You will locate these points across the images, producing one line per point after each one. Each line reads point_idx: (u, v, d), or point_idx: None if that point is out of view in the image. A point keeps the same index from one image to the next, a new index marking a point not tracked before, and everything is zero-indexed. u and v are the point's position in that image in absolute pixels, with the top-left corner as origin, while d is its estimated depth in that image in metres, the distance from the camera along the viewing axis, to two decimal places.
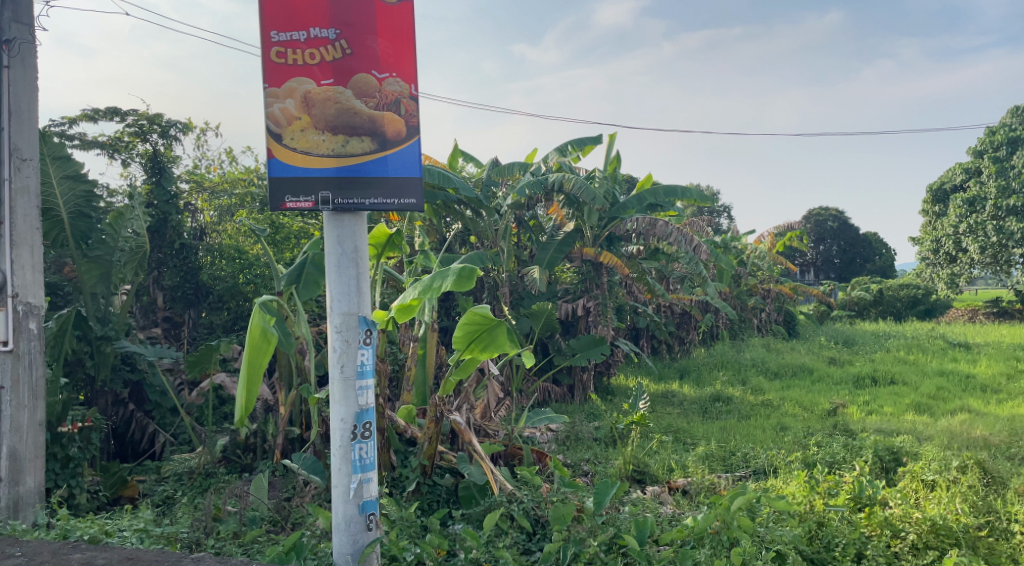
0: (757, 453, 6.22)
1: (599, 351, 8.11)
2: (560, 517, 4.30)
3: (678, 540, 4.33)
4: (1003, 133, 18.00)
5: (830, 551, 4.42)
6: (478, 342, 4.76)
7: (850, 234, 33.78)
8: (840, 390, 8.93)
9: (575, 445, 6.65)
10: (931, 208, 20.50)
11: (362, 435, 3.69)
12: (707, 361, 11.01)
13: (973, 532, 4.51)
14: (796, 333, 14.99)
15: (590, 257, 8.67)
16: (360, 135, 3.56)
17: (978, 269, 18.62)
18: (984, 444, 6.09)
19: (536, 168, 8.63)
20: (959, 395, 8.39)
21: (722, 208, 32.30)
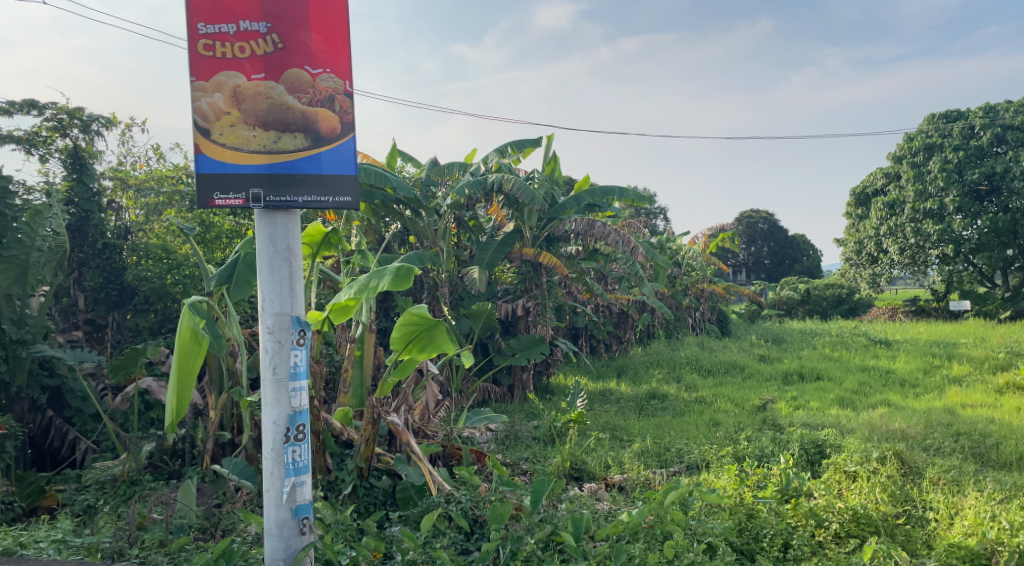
0: (690, 449, 6.36)
1: (539, 350, 8.20)
2: (496, 516, 4.38)
3: (613, 536, 4.40)
4: (920, 140, 18.57)
5: (758, 542, 4.57)
6: (416, 342, 4.72)
7: (780, 236, 34.95)
8: (770, 386, 9.24)
9: (514, 445, 6.68)
10: (854, 211, 21.38)
11: (295, 438, 3.62)
12: (645, 359, 11.23)
13: (892, 520, 4.72)
14: (729, 331, 15.42)
15: (530, 257, 8.69)
16: (292, 131, 3.49)
17: (898, 269, 19.55)
18: (902, 436, 6.39)
19: (476, 168, 8.64)
20: (880, 390, 8.78)
21: (657, 209, 32.99)
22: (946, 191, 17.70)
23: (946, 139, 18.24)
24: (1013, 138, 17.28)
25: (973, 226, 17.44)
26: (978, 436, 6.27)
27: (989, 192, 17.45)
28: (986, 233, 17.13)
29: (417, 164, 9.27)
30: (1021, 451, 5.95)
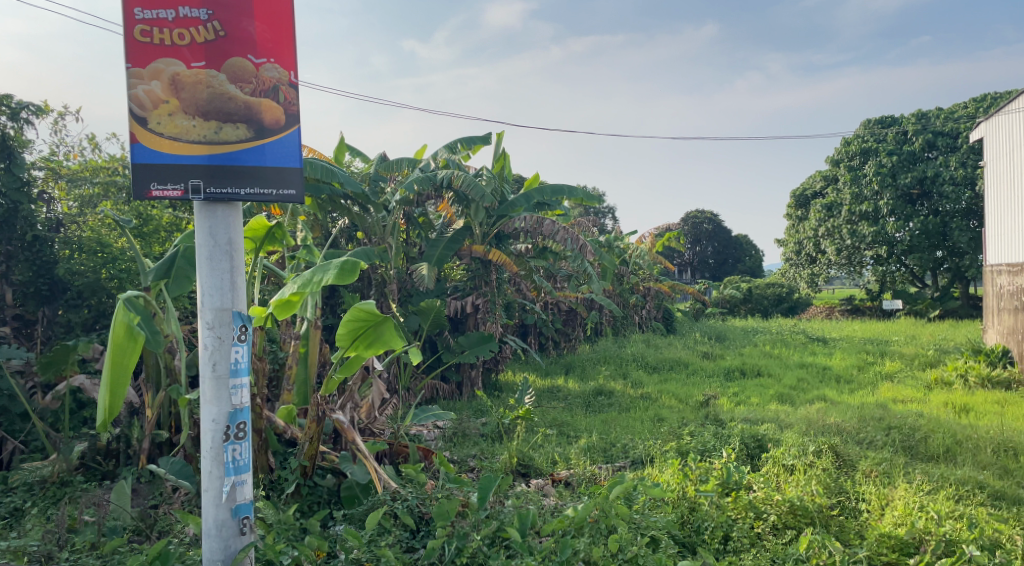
0: (636, 444, 6.47)
1: (488, 348, 8.21)
2: (443, 513, 4.35)
3: (559, 531, 4.42)
4: (857, 143, 19.35)
5: (699, 534, 4.70)
6: (362, 338, 4.66)
7: (724, 236, 35.81)
8: (713, 382, 9.45)
9: (462, 442, 6.66)
10: (794, 212, 22.02)
11: (235, 436, 3.53)
12: (592, 356, 11.36)
13: (827, 512, 4.87)
14: (675, 329, 15.71)
15: (480, 255, 8.69)
16: (234, 122, 3.41)
17: (835, 269, 20.24)
18: (837, 430, 6.63)
19: (425, 164, 8.59)
20: (817, 386, 9.08)
21: (605, 208, 33.39)
22: (881, 195, 18.37)
23: (881, 144, 18.90)
24: (943, 144, 18.04)
25: (905, 228, 18.16)
26: (907, 429, 6.53)
27: (920, 195, 18.18)
28: (917, 236, 17.85)
29: (365, 159, 9.16)
30: (946, 444, 6.23)
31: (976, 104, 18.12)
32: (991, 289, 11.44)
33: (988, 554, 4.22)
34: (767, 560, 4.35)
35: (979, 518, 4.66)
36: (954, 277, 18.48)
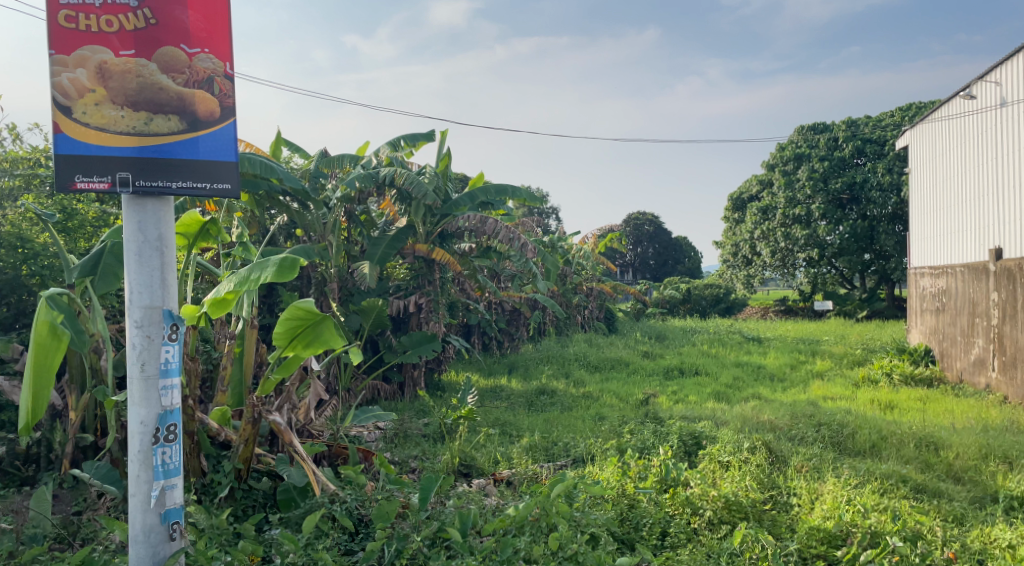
0: (577, 443, 6.53)
1: (431, 348, 8.16)
2: (383, 514, 4.32)
3: (500, 530, 4.42)
4: (790, 149, 20.00)
5: (638, 531, 4.77)
6: (300, 338, 4.56)
7: (664, 238, 36.54)
8: (652, 381, 9.62)
9: (403, 443, 6.58)
10: (732, 215, 22.61)
11: (165, 439, 3.41)
12: (535, 356, 11.41)
13: (760, 506, 5.00)
14: (616, 329, 15.91)
15: (423, 253, 8.62)
16: (166, 113, 3.29)
17: (769, 271, 20.86)
18: (771, 426, 6.84)
19: (367, 161, 8.47)
20: (751, 384, 9.35)
21: (548, 208, 33.60)
22: (813, 199, 19.03)
23: (813, 150, 19.58)
24: (871, 151, 18.79)
25: (836, 231, 18.85)
26: (836, 426, 6.78)
27: (850, 200, 18.90)
28: (846, 239, 18.55)
29: (306, 155, 8.97)
30: (872, 439, 6.49)
31: (901, 113, 18.94)
32: (915, 290, 11.98)
33: (910, 544, 4.40)
34: (703, 554, 4.44)
35: (903, 511, 4.85)
36: (881, 279, 19.30)
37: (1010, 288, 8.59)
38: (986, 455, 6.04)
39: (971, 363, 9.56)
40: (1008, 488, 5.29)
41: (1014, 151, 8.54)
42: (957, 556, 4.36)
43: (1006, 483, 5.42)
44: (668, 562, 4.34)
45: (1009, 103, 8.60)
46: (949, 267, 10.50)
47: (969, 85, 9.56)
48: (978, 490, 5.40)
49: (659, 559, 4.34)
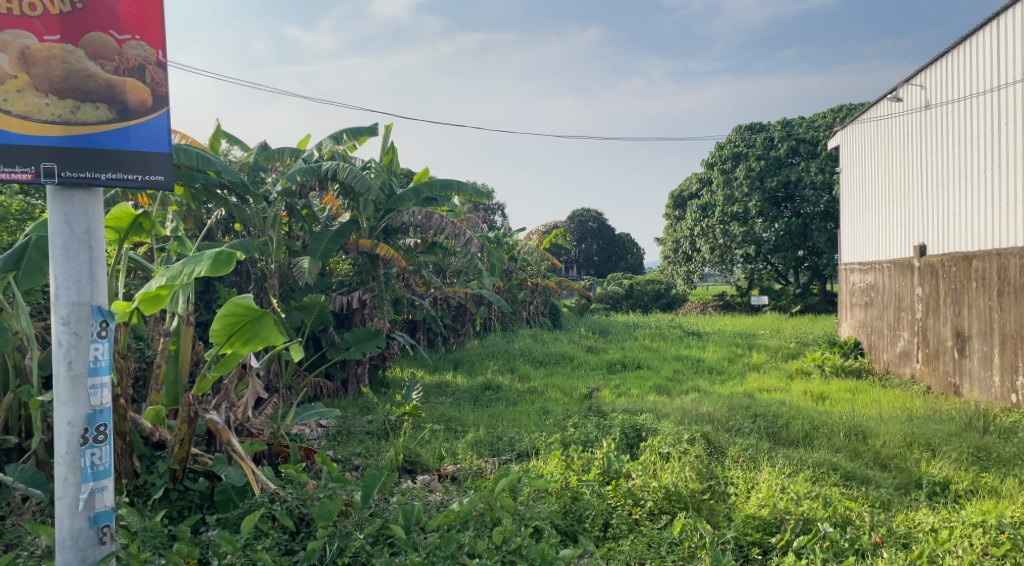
0: (521, 437, 6.57)
1: (374, 344, 8.08)
2: (325, 513, 4.26)
3: (444, 525, 4.42)
4: (729, 149, 20.51)
5: (581, 522, 4.83)
6: (239, 335, 4.47)
7: (608, 234, 37.04)
8: (595, 375, 9.75)
9: (346, 440, 6.49)
10: (673, 213, 23.08)
11: (94, 440, 3.29)
12: (480, 351, 11.42)
13: (698, 495, 5.11)
14: (560, 324, 16.03)
15: (367, 249, 8.45)
16: (94, 101, 3.17)
17: (709, 267, 21.37)
18: (709, 418, 7.03)
19: (308, 155, 8.31)
20: (691, 377, 9.58)
21: (494, 204, 33.64)
22: (750, 197, 19.57)
23: (751, 149, 20.12)
24: (805, 151, 19.43)
25: (772, 229, 19.43)
26: (771, 417, 7.01)
27: (785, 198, 19.51)
28: (781, 236, 19.15)
29: (244, 147, 8.76)
30: (805, 429, 6.73)
31: (833, 114, 19.65)
32: (846, 286, 12.45)
33: (840, 529, 4.59)
34: (644, 544, 4.53)
35: (833, 497, 5.03)
36: (813, 275, 19.99)
37: (933, 284, 9.02)
38: (910, 442, 6.32)
39: (897, 355, 10.01)
40: (930, 474, 5.55)
41: (937, 152, 8.95)
42: (883, 539, 4.56)
43: (928, 468, 5.70)
44: (610, 553, 4.41)
45: (934, 105, 9.00)
46: (877, 263, 10.95)
47: (895, 88, 9.97)
48: (904, 476, 5.65)
49: (601, 550, 4.41)
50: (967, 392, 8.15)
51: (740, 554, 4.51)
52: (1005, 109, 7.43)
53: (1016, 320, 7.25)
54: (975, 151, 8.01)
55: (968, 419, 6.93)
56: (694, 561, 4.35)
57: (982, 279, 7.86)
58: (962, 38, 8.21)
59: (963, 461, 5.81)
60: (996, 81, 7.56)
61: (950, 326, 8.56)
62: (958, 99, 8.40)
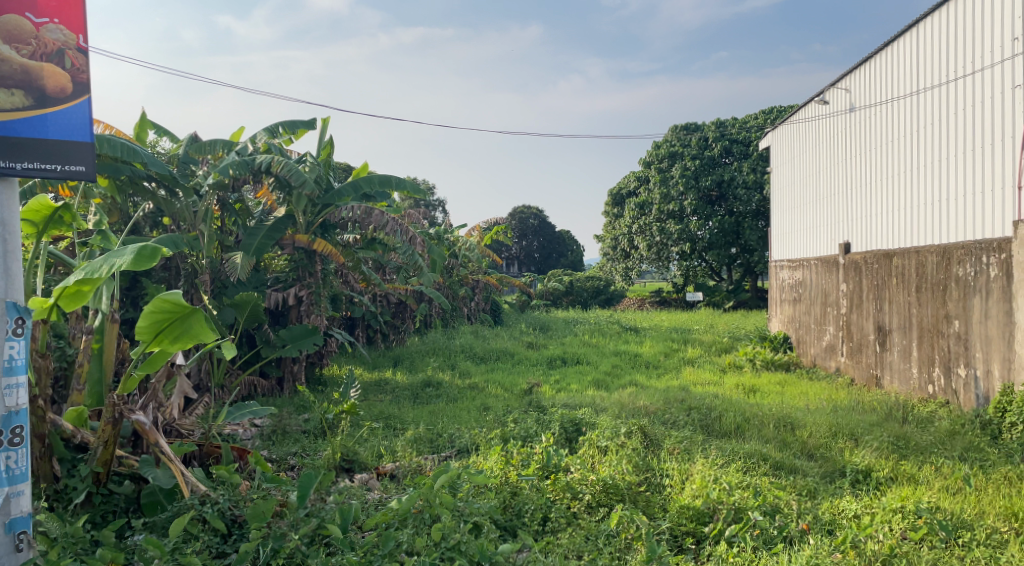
0: (461, 434, 6.56)
1: (312, 341, 7.94)
2: (259, 514, 4.18)
3: (382, 524, 4.38)
4: (666, 148, 20.94)
5: (520, 517, 4.87)
6: (167, 332, 4.30)
7: (548, 231, 37.35)
8: (535, 371, 9.81)
9: (281, 439, 6.35)
10: (612, 210, 23.45)
11: (9, 442, 3.13)
12: (420, 348, 11.35)
13: (635, 488, 5.22)
14: (501, 321, 16.06)
15: (303, 244, 8.26)
16: (8, 87, 3.04)
17: (646, 265, 21.78)
18: (646, 411, 7.18)
19: (242, 147, 8.08)
20: (628, 371, 9.75)
21: (435, 201, 33.48)
22: (685, 195, 20.01)
23: (686, 149, 20.59)
24: (738, 151, 20.01)
25: (706, 227, 19.95)
26: (704, 410, 7.20)
27: (718, 197, 20.04)
28: (715, 234, 19.67)
29: (174, 138, 8.44)
30: (737, 421, 6.93)
31: (764, 116, 20.28)
32: (775, 282, 12.88)
33: (769, 517, 4.76)
34: (582, 536, 4.59)
35: (763, 487, 5.20)
36: (745, 272, 20.59)
37: (856, 280, 9.42)
38: (834, 432, 6.59)
39: (823, 349, 10.43)
40: (854, 462, 5.80)
41: (861, 152, 9.33)
42: (810, 526, 4.73)
43: (852, 457, 5.95)
44: (548, 546, 4.46)
45: (859, 108, 9.38)
46: (805, 260, 11.36)
47: (822, 91, 10.37)
48: (829, 465, 5.87)
49: (540, 544, 4.46)
50: (888, 383, 8.55)
51: (675, 544, 4.62)
52: (925, 112, 7.81)
53: (933, 315, 7.64)
54: (898, 152, 8.39)
55: (889, 410, 7.27)
56: (630, 552, 4.44)
57: (902, 276, 8.25)
58: (885, 44, 8.59)
59: (883, 449, 6.09)
60: (917, 85, 7.94)
61: (872, 320, 8.95)
62: (881, 103, 8.79)
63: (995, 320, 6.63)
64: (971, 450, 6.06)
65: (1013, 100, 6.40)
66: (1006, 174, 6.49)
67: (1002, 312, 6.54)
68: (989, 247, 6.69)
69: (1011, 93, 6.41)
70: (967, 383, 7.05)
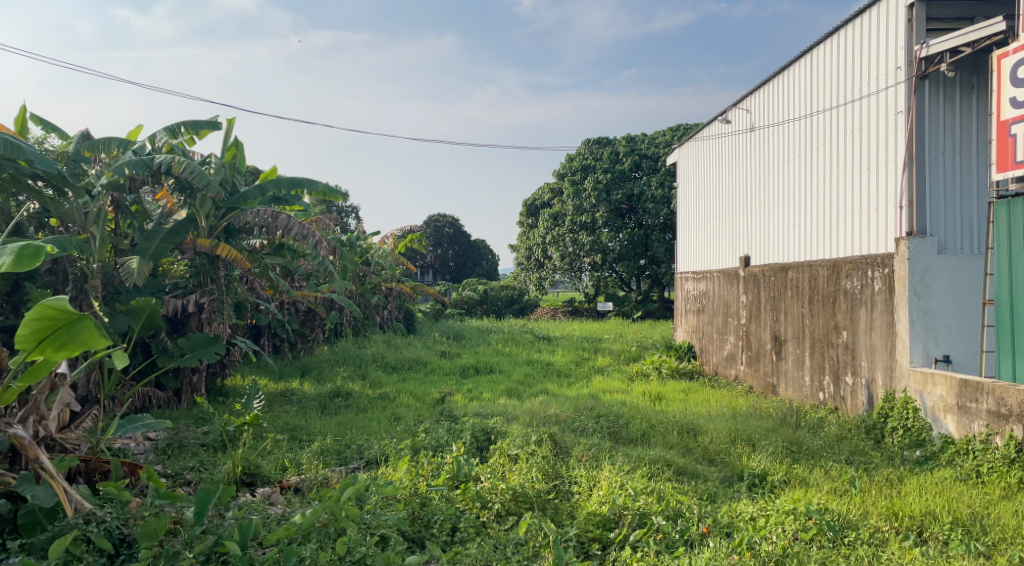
0: (370, 445, 6.44)
1: (213, 350, 7.62)
2: (150, 532, 3.97)
3: (284, 539, 4.23)
4: (579, 161, 21.38)
5: (429, 528, 4.84)
6: (51, 340, 4.03)
7: (464, 240, 37.45)
8: (448, 380, 9.75)
9: (178, 454, 6.06)
10: (526, 221, 23.75)
11: None
12: (330, 357, 11.09)
13: (544, 496, 5.27)
14: (414, 329, 15.94)
15: (205, 249, 7.89)
16: None
17: (559, 274, 22.14)
18: (556, 419, 7.29)
19: (140, 147, 7.68)
20: (540, 380, 9.88)
21: (350, 208, 32.94)
22: (597, 208, 20.48)
23: (598, 162, 21.09)
24: (646, 165, 20.69)
25: (617, 238, 20.48)
26: (613, 417, 7.37)
27: (629, 210, 20.61)
28: (625, 245, 20.22)
29: (63, 135, 7.95)
30: (643, 428, 7.12)
31: (672, 132, 21.04)
32: (680, 293, 13.34)
33: (672, 522, 4.92)
34: (490, 546, 4.60)
35: (666, 492, 5.35)
36: (653, 282, 21.24)
37: (755, 291, 9.88)
38: (733, 438, 6.88)
39: (724, 358, 10.88)
40: (751, 467, 6.07)
41: (761, 169, 9.81)
42: (710, 529, 4.90)
43: (748, 462, 6.21)
44: (456, 557, 4.44)
45: (758, 128, 9.87)
46: (708, 273, 11.83)
47: (725, 111, 10.86)
48: (728, 470, 6.11)
49: (447, 555, 4.43)
50: (783, 391, 9.00)
51: (582, 550, 4.69)
52: (819, 133, 8.30)
53: (824, 325, 8.11)
54: (794, 170, 8.87)
55: (783, 416, 7.64)
56: (538, 559, 4.47)
57: (796, 288, 8.73)
58: (782, 68, 9.10)
59: (778, 454, 6.39)
60: (811, 108, 8.44)
61: (769, 330, 9.42)
62: (779, 123, 9.28)
63: (878, 330, 7.11)
64: (857, 453, 6.45)
65: (896, 125, 6.89)
66: (889, 193, 6.98)
67: (884, 323, 7.01)
68: (874, 262, 7.18)
69: (894, 117, 6.91)
70: (855, 390, 7.50)
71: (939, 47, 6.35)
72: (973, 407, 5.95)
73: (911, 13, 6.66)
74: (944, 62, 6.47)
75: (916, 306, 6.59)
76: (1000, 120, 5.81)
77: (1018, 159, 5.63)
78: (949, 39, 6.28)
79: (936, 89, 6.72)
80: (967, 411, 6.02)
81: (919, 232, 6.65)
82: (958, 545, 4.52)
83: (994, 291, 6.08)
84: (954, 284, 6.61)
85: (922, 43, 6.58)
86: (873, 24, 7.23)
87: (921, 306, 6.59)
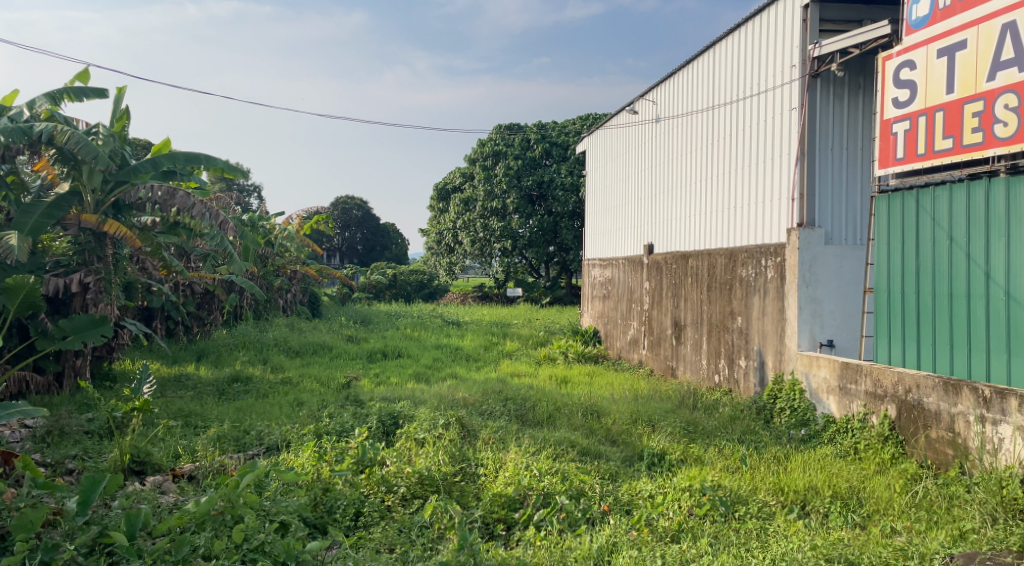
0: (271, 430, 6.25)
1: (98, 333, 7.09)
2: (26, 524, 3.70)
3: (176, 528, 4.03)
4: (491, 146, 21.34)
5: (331, 514, 4.75)
6: None
7: (373, 223, 36.83)
8: (354, 365, 9.59)
9: (59, 442, 5.66)
10: (436, 205, 23.56)
11: None
12: (229, 341, 10.65)
13: (450, 478, 5.27)
14: (319, 313, 15.54)
15: (91, 225, 7.39)
16: None
17: (469, 260, 22.12)
18: (464, 403, 7.30)
19: (16, 113, 7.04)
20: (448, 364, 9.88)
21: (252, 186, 31.72)
22: (508, 194, 20.57)
23: (509, 148, 21.12)
24: (557, 154, 20.98)
25: (527, 225, 20.69)
26: (520, 400, 7.48)
27: (539, 197, 20.84)
28: (535, 232, 20.46)
29: None
30: (549, 410, 7.24)
31: (582, 121, 21.31)
32: (587, 279, 13.60)
33: (575, 501, 5.02)
34: (395, 529, 4.58)
35: (571, 472, 5.46)
36: (561, 269, 21.61)
37: (658, 278, 10.20)
38: (635, 418, 7.11)
39: (628, 343, 11.20)
40: (650, 447, 6.29)
41: (666, 159, 10.10)
42: (610, 507, 5.05)
43: (648, 442, 6.43)
44: (359, 541, 4.37)
45: (664, 118, 10.15)
46: (613, 261, 12.12)
47: (633, 102, 11.10)
48: (629, 449, 6.30)
49: (350, 540, 4.35)
50: (681, 373, 9.36)
51: (487, 531, 4.74)
52: (719, 126, 8.62)
53: (720, 312, 8.50)
54: (696, 161, 9.19)
55: (681, 397, 7.96)
56: (442, 541, 4.47)
57: (696, 276, 9.09)
58: (687, 62, 9.38)
59: (676, 434, 6.64)
60: (713, 101, 8.75)
61: (670, 315, 9.77)
62: (683, 115, 9.57)
63: (770, 316, 7.50)
64: (748, 432, 6.79)
65: (790, 120, 7.27)
66: (782, 186, 7.36)
67: (775, 309, 7.40)
68: (767, 251, 7.55)
69: (789, 111, 7.28)
70: (747, 372, 7.91)
71: (830, 48, 6.70)
72: (853, 388, 6.37)
73: (805, 13, 7.01)
74: (834, 62, 6.83)
75: (805, 293, 6.99)
76: (883, 119, 6.20)
77: (898, 156, 6.04)
78: (840, 40, 6.63)
79: (827, 87, 7.09)
80: (847, 393, 6.43)
81: (808, 223, 7.04)
82: (837, 517, 4.84)
83: (873, 280, 6.51)
84: (840, 273, 7.03)
85: (815, 42, 6.93)
86: (772, 22, 7.56)
87: (809, 293, 7.00)
